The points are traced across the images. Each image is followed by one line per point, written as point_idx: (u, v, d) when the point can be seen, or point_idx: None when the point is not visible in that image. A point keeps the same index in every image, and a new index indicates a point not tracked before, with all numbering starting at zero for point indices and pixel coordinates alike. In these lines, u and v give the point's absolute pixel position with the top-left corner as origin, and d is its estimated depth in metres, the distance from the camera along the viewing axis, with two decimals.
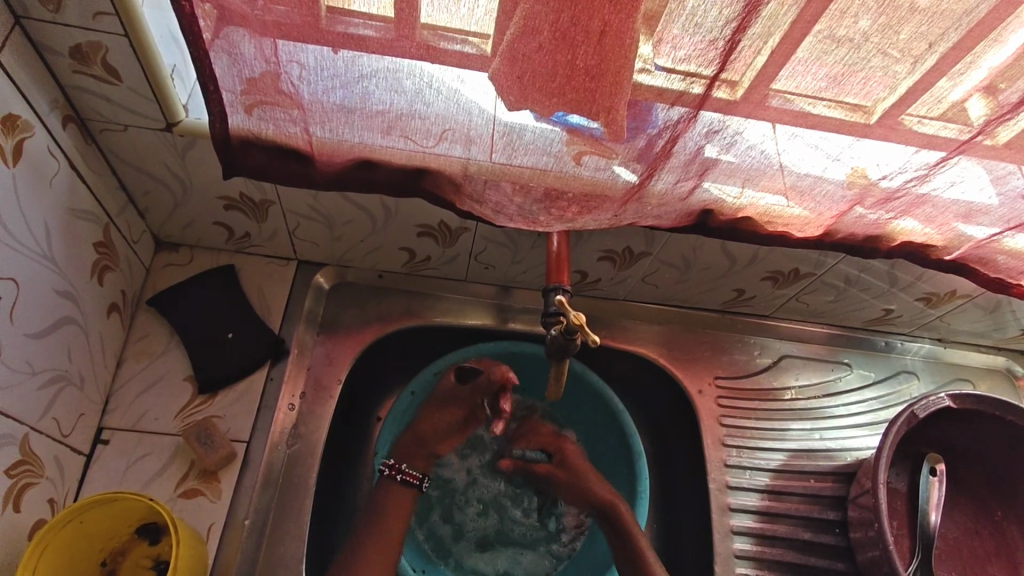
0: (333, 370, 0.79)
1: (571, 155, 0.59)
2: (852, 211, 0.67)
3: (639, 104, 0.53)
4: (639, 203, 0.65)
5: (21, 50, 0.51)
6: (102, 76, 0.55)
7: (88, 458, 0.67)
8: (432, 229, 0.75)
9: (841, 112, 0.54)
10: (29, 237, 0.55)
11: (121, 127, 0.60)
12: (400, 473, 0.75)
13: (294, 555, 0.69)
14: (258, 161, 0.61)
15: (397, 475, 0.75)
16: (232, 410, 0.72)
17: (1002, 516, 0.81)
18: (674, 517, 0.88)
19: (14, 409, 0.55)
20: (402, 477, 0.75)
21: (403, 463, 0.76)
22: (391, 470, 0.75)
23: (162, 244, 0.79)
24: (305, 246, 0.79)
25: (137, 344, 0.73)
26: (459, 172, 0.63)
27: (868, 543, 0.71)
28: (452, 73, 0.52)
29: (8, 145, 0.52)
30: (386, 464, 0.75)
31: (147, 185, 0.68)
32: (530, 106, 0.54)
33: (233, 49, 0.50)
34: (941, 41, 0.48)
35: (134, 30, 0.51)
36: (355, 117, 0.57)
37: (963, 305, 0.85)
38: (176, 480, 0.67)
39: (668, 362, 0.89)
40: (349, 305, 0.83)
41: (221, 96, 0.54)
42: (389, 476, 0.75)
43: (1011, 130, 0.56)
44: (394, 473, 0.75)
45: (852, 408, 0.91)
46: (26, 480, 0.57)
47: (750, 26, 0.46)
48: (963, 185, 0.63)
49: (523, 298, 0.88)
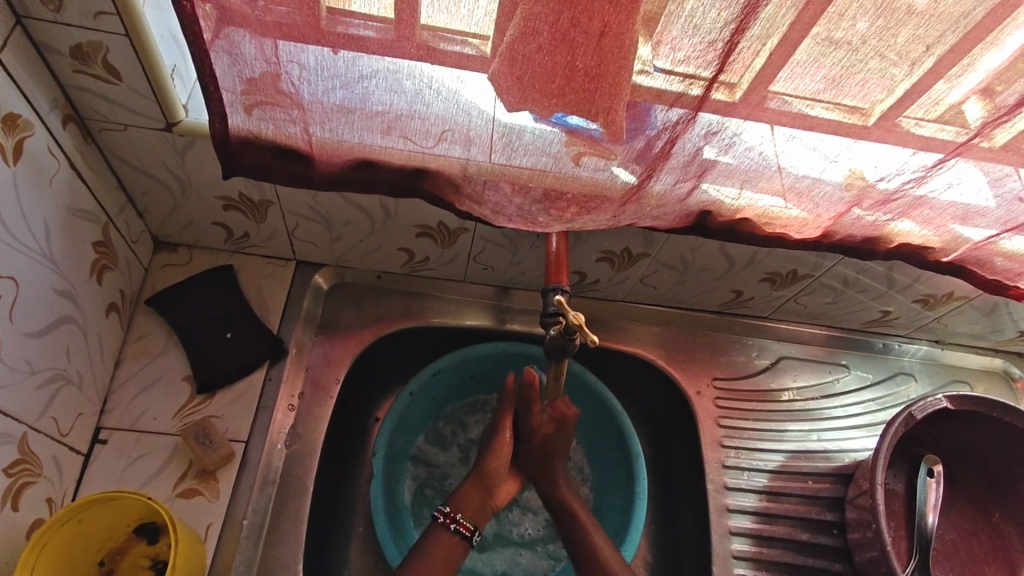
0: (332, 370, 0.79)
1: (570, 156, 0.59)
2: (850, 213, 0.67)
3: (639, 105, 0.54)
4: (638, 203, 0.66)
5: (21, 49, 0.51)
6: (103, 76, 0.55)
7: (87, 458, 0.66)
8: (431, 229, 0.75)
9: (839, 114, 0.54)
10: (28, 235, 0.55)
11: (122, 127, 0.61)
12: (455, 522, 0.69)
13: (291, 555, 0.69)
14: (259, 160, 0.61)
15: (452, 524, 0.68)
16: (231, 410, 0.72)
17: (999, 518, 0.81)
18: (671, 516, 0.89)
19: (13, 408, 0.55)
20: (457, 527, 0.69)
21: (457, 511, 0.69)
22: (445, 517, 0.69)
23: (161, 244, 0.79)
24: (304, 246, 0.79)
25: (135, 344, 0.73)
26: (459, 173, 0.63)
27: (865, 544, 0.71)
28: (451, 74, 0.52)
29: (8, 144, 0.52)
30: (442, 510, 0.69)
31: (146, 185, 0.68)
32: (529, 107, 0.54)
33: (233, 48, 0.50)
34: (938, 44, 0.48)
35: (135, 31, 0.51)
36: (355, 117, 0.57)
37: (961, 307, 0.86)
38: (175, 481, 0.67)
39: (666, 363, 0.90)
40: (348, 305, 0.84)
41: (221, 96, 0.55)
42: (443, 523, 0.68)
43: (1008, 132, 0.56)
44: (449, 521, 0.68)
45: (849, 409, 0.91)
46: (24, 480, 0.57)
47: (748, 27, 0.47)
48: (959, 187, 0.63)
49: (521, 299, 0.88)
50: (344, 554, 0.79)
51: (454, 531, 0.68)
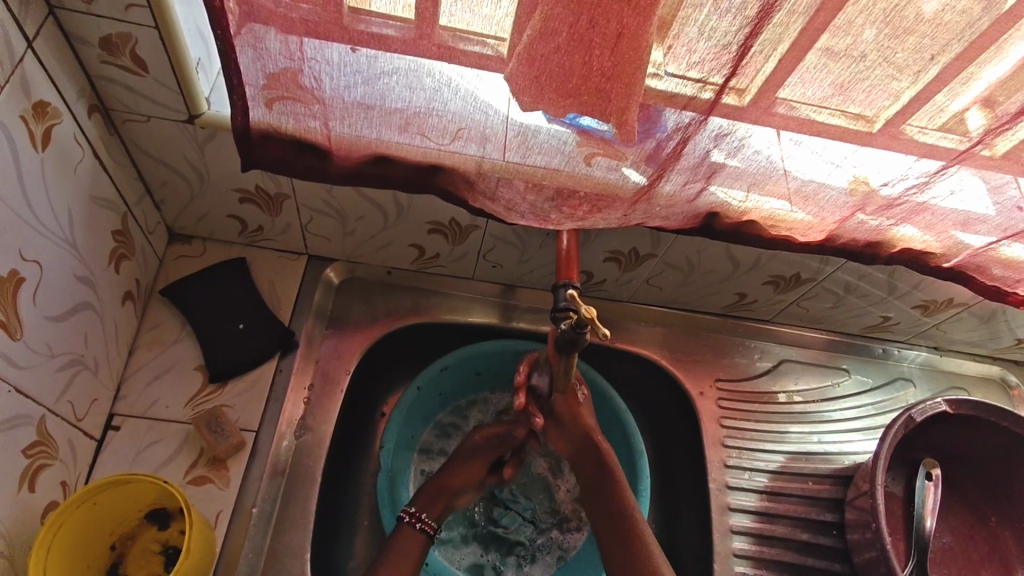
0: (341, 364, 0.80)
1: (583, 155, 0.61)
2: (855, 217, 0.69)
3: (650, 108, 0.55)
4: (648, 203, 0.67)
5: (53, 39, 0.53)
6: (129, 67, 0.57)
7: (100, 444, 0.67)
8: (442, 226, 0.76)
9: (845, 120, 0.56)
10: (53, 221, 0.56)
11: (144, 118, 0.62)
12: (421, 522, 0.73)
13: (299, 545, 0.70)
14: (278, 154, 0.63)
15: (417, 523, 0.73)
16: (241, 401, 0.73)
17: (995, 521, 0.82)
18: (674, 514, 0.90)
19: (32, 390, 0.56)
20: (423, 527, 0.73)
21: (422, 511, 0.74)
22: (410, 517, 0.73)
23: (175, 236, 0.80)
24: (317, 240, 0.80)
25: (148, 333, 0.74)
26: (473, 170, 0.64)
27: (864, 544, 0.73)
28: (470, 73, 0.54)
29: (37, 131, 0.53)
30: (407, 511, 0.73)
31: (164, 177, 0.69)
32: (544, 106, 0.55)
33: (258, 43, 0.52)
34: (943, 53, 0.49)
35: (164, 24, 0.53)
36: (373, 113, 0.58)
37: (960, 313, 0.87)
38: (186, 468, 0.68)
39: (670, 363, 0.91)
40: (359, 301, 0.85)
41: (244, 89, 0.56)
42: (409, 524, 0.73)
43: (1009, 142, 0.57)
44: (413, 521, 0.72)
45: (849, 413, 0.92)
46: (41, 461, 0.58)
47: (761, 32, 0.48)
48: (961, 194, 0.65)
49: (527, 298, 0.89)
50: (350, 544, 0.80)
51: (420, 530, 0.72)
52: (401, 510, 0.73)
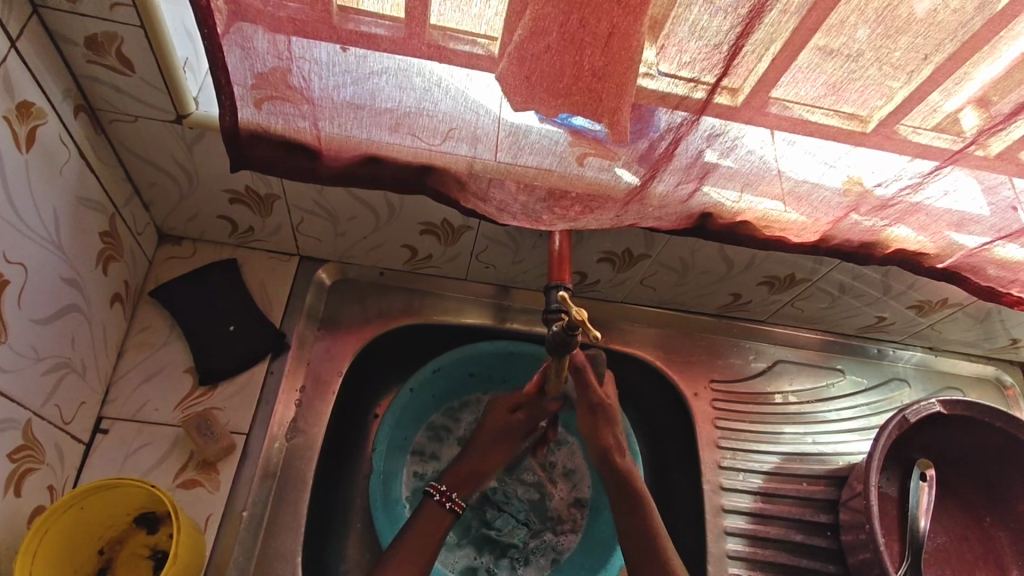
0: (333, 366, 0.80)
1: (575, 156, 0.60)
2: (848, 218, 0.69)
3: (643, 108, 0.55)
4: (640, 204, 0.67)
5: (37, 38, 0.52)
6: (115, 67, 0.56)
7: (88, 448, 0.67)
8: (435, 227, 0.76)
9: (839, 120, 0.55)
10: (38, 223, 0.56)
11: (132, 118, 0.61)
12: (451, 501, 0.72)
13: (290, 548, 0.69)
14: (267, 154, 0.62)
15: (447, 503, 0.72)
16: (232, 403, 0.72)
17: (990, 522, 0.82)
18: (669, 519, 0.89)
19: (18, 394, 0.55)
20: (452, 506, 0.72)
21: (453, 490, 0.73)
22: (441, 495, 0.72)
23: (165, 237, 0.79)
24: (309, 241, 0.80)
25: (138, 335, 0.74)
26: (465, 170, 0.64)
27: (859, 545, 0.73)
28: (461, 72, 0.53)
29: (21, 132, 0.52)
30: (439, 488, 0.72)
31: (153, 177, 0.69)
32: (535, 106, 0.55)
33: (246, 42, 0.51)
34: (936, 53, 0.49)
35: (151, 24, 0.52)
36: (363, 113, 0.58)
37: (955, 314, 0.87)
38: (175, 471, 0.67)
39: (665, 364, 0.91)
40: (351, 302, 0.84)
41: (232, 89, 0.55)
42: (439, 502, 0.72)
43: (1003, 142, 0.57)
44: (444, 499, 0.72)
45: (844, 413, 0.92)
46: (27, 465, 0.57)
47: (753, 32, 0.48)
48: (955, 195, 0.64)
49: (521, 298, 0.89)
50: (342, 547, 0.80)
51: (448, 510, 0.72)
52: (432, 487, 0.72)
